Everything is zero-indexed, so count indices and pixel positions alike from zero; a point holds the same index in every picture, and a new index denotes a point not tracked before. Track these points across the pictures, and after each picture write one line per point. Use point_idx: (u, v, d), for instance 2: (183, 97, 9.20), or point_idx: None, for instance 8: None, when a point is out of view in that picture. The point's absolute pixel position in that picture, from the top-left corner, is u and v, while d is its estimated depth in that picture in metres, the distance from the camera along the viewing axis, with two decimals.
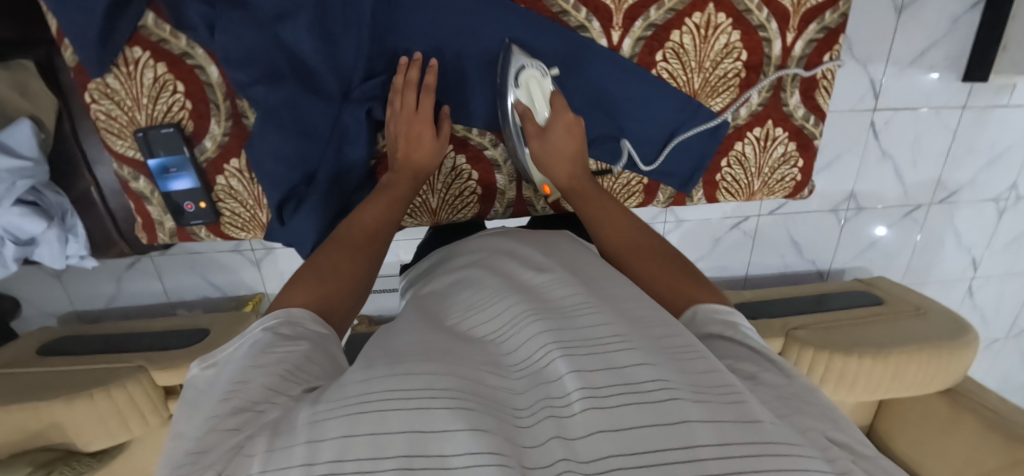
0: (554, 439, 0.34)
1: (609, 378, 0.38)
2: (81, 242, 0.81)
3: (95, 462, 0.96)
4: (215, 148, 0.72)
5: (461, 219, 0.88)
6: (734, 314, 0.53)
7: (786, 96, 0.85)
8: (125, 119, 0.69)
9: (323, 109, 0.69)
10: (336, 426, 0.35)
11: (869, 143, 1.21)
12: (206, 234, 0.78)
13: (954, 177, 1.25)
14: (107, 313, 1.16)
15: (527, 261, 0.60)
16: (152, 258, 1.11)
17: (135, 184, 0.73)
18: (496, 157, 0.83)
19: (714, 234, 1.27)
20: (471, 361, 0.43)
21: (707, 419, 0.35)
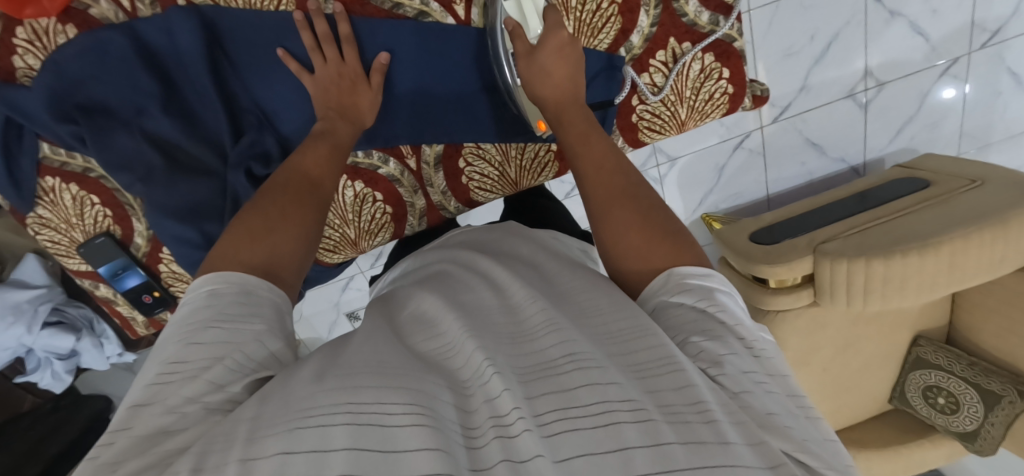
0: (502, 462, 0.29)
1: (549, 401, 0.33)
2: (115, 342, 0.94)
3: None
4: (147, 242, 0.75)
5: (381, 243, 0.84)
6: (711, 280, 0.46)
7: (678, 7, 0.75)
8: (67, 240, 0.73)
9: (205, 183, 0.69)
10: (274, 443, 0.29)
11: (871, 8, 1.06)
12: (172, 317, 0.83)
13: (991, 14, 1.10)
14: None
15: (495, 266, 0.55)
16: None
17: (99, 291, 0.78)
18: (392, 173, 0.78)
19: (716, 162, 1.18)
20: (418, 366, 0.38)
21: (654, 445, 0.30)
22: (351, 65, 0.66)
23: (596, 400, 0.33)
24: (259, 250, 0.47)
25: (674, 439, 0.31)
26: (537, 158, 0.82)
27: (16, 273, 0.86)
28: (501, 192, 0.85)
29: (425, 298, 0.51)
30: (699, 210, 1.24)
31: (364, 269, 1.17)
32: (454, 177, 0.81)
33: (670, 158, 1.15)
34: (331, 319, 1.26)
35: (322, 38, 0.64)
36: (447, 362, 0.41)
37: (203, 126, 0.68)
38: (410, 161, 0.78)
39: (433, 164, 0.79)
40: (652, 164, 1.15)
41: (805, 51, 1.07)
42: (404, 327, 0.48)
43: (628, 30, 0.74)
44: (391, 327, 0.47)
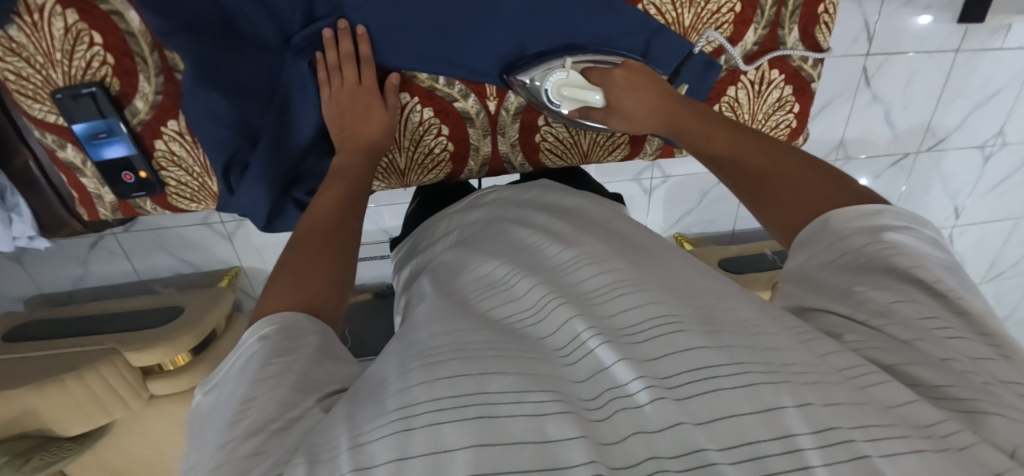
0: (636, 435, 0.32)
1: (676, 365, 0.36)
2: (26, 223, 0.76)
3: (77, 446, 0.90)
4: (149, 110, 0.63)
5: (431, 180, 0.80)
6: (886, 213, 0.47)
7: (782, 34, 0.76)
8: (38, 79, 0.58)
9: (257, 63, 0.62)
10: (383, 451, 0.31)
11: (860, 89, 1.20)
12: (152, 207, 0.72)
13: (942, 124, 1.29)
14: (76, 295, 1.11)
15: (552, 232, 0.58)
16: (116, 235, 1.05)
17: (63, 154, 0.65)
18: (467, 110, 0.74)
19: (701, 187, 1.25)
20: (508, 344, 0.42)
21: (800, 403, 0.32)
22: (369, 88, 0.65)
23: (714, 361, 0.35)
24: (304, 289, 0.49)
25: (818, 400, 0.32)
26: (612, 137, 0.81)
27: None
28: (568, 162, 0.84)
29: (486, 263, 0.55)
30: (673, 229, 1.31)
31: None
32: (528, 132, 0.78)
33: (664, 174, 1.20)
34: None
35: (342, 57, 0.63)
36: (538, 330, 0.45)
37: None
38: (490, 104, 0.75)
39: (513, 113, 0.76)
40: (648, 175, 1.20)
41: None
42: (471, 291, 0.53)
43: (734, 41, 0.75)
44: (460, 296, 0.51)
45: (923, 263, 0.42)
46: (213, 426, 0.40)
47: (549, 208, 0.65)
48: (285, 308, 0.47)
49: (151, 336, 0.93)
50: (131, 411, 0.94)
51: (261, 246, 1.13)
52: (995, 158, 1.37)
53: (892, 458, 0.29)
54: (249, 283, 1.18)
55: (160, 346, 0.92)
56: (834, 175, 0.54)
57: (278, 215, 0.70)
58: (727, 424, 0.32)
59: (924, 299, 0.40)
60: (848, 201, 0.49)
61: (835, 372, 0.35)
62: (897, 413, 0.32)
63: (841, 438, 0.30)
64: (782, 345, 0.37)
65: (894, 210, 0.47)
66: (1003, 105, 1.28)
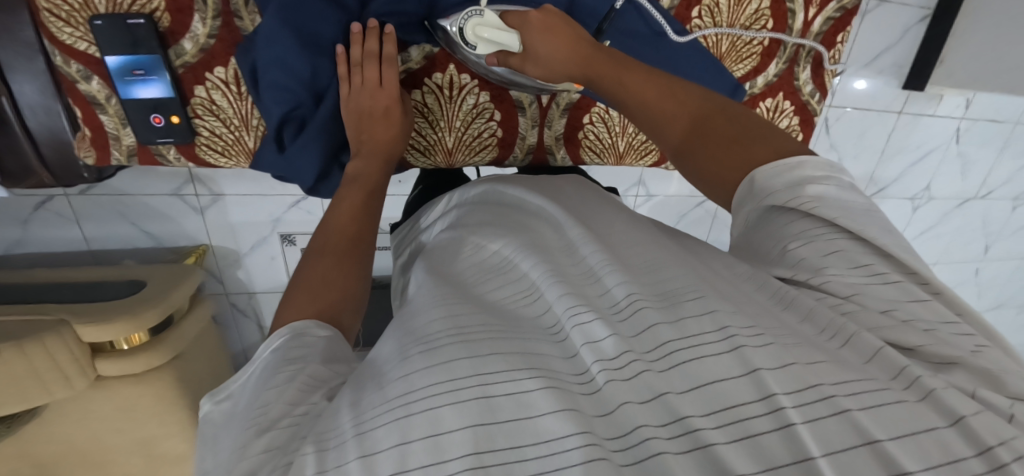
0: (627, 403, 0.36)
1: (670, 331, 0.39)
2: None
3: (4, 430, 0.81)
4: (196, 52, 0.63)
5: (475, 163, 0.81)
6: (804, 164, 0.49)
7: (797, 71, 0.84)
8: (78, 2, 0.57)
9: (332, 21, 0.61)
10: (384, 438, 0.33)
11: (820, 136, 1.35)
12: (175, 157, 0.69)
13: (883, 176, 1.46)
14: (8, 261, 0.98)
15: (541, 215, 0.61)
16: (69, 197, 0.95)
17: (86, 86, 0.62)
18: (522, 98, 0.76)
19: (679, 210, 1.33)
20: (503, 327, 0.44)
21: (780, 365, 0.35)
22: (390, 91, 0.63)
23: (698, 333, 0.38)
24: (319, 300, 0.48)
25: (795, 360, 0.36)
26: (647, 143, 0.85)
27: None
28: (603, 162, 0.86)
29: (484, 246, 0.57)
30: None
31: None
32: (574, 127, 0.80)
33: (648, 193, 1.27)
34: (262, 234, 1.08)
35: (366, 55, 0.62)
36: (533, 309, 0.48)
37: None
38: (544, 96, 0.77)
39: (563, 108, 0.78)
40: (633, 193, 1.26)
41: None
42: (471, 274, 0.55)
43: (759, 70, 0.82)
44: (461, 278, 0.53)
45: (850, 217, 0.45)
46: (224, 435, 0.39)
47: (540, 189, 0.67)
48: (301, 315, 0.46)
49: (108, 308, 0.84)
50: (73, 392, 0.83)
51: (235, 224, 1.06)
52: (921, 210, 1.57)
53: (871, 410, 0.32)
54: (216, 263, 1.10)
55: (121, 323, 0.82)
56: (768, 130, 0.55)
57: (322, 178, 0.69)
58: (716, 390, 0.35)
59: (856, 250, 0.44)
60: (778, 155, 0.51)
61: (814, 335, 0.39)
62: (877, 366, 0.37)
63: (827, 396, 0.33)
64: (777, 317, 0.41)
65: (814, 162, 0.49)
66: (931, 165, 1.48)
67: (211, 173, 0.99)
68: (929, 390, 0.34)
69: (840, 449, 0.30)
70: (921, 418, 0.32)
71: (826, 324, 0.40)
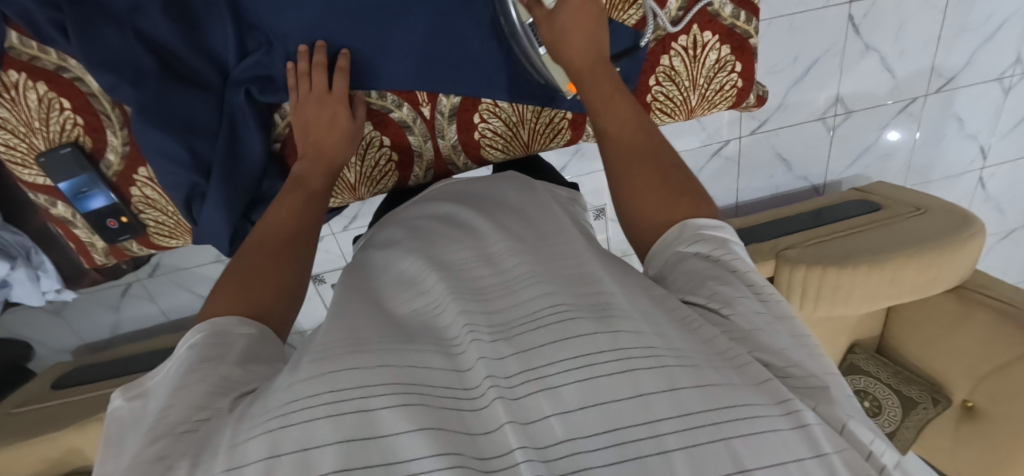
0: (508, 424, 0.32)
1: (568, 350, 0.35)
2: (53, 277, 0.84)
3: None
4: (120, 160, 0.62)
5: (382, 191, 0.76)
6: (724, 231, 0.49)
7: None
8: (24, 146, 0.60)
9: (201, 102, 0.59)
10: (256, 448, 0.30)
11: (850, 39, 1.12)
12: (138, 249, 0.71)
13: (949, 62, 1.18)
14: (115, 340, 1.21)
15: (467, 225, 0.58)
16: (142, 281, 1.14)
17: (55, 211, 0.65)
18: (404, 119, 0.69)
19: (694, 165, 1.23)
20: (402, 334, 0.39)
21: (668, 389, 0.33)
22: (339, 97, 0.60)
23: (602, 357, 0.34)
24: (250, 294, 0.45)
25: (686, 383, 0.33)
26: (552, 123, 0.75)
27: None
28: (512, 153, 0.78)
29: (401, 257, 0.53)
30: None
31: (337, 230, 1.14)
32: (467, 131, 0.73)
33: None
34: None
35: (314, 66, 0.59)
36: (433, 323, 0.43)
37: (206, 37, 0.58)
38: (424, 110, 0.69)
39: (448, 115, 0.71)
40: None
41: (787, 71, 1.13)
42: (383, 286, 0.50)
43: (658, 8, 0.67)
44: (371, 286, 0.50)
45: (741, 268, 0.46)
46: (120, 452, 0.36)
47: (475, 201, 0.64)
48: (228, 311, 0.43)
49: None
50: None
51: None
52: (1016, 90, 1.27)
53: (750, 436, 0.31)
54: None
55: None
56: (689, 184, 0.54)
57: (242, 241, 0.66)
58: (602, 409, 0.32)
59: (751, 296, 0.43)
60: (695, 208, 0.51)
61: (714, 356, 0.37)
62: (768, 397, 0.36)
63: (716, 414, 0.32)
64: (693, 337, 0.39)
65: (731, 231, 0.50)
66: (1016, 34, 1.18)
67: None
68: (806, 422, 0.32)
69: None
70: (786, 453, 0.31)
71: (721, 349, 0.38)
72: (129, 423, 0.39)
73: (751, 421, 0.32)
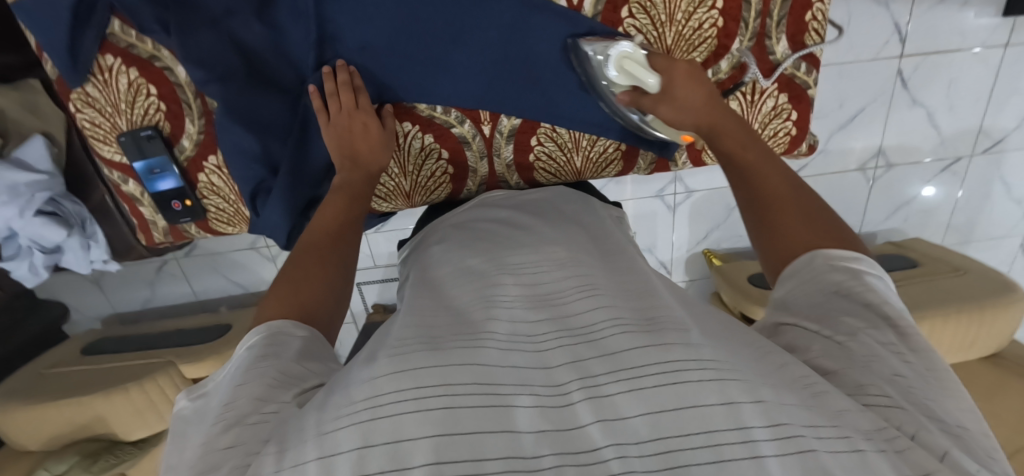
0: (595, 423, 0.32)
1: (645, 356, 0.35)
2: (102, 247, 0.87)
3: (138, 450, 0.98)
4: (193, 147, 0.65)
5: (436, 201, 0.76)
6: (863, 262, 0.43)
7: (770, 44, 0.61)
8: (108, 126, 0.63)
9: (277, 103, 0.62)
10: (347, 436, 0.31)
11: (896, 92, 1.11)
12: (196, 232, 0.72)
13: (999, 123, 1.15)
14: (145, 314, 1.25)
15: (532, 233, 0.59)
16: (178, 260, 1.18)
17: (127, 188, 0.68)
18: (464, 135, 0.70)
19: (727, 202, 1.23)
20: (476, 332, 0.41)
21: (756, 400, 0.32)
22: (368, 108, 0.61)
23: (681, 360, 0.35)
24: (302, 297, 0.47)
25: (772, 396, 0.32)
26: (605, 153, 0.74)
27: (19, 153, 0.76)
28: (562, 179, 0.77)
29: (464, 256, 0.56)
30: (701, 245, 1.28)
31: (370, 232, 1.16)
32: (522, 152, 0.72)
33: (687, 189, 1.19)
34: None
35: (339, 85, 0.60)
36: (506, 315, 0.44)
37: (289, 43, 0.60)
38: (485, 128, 0.70)
39: (506, 136, 0.70)
40: (670, 191, 1.19)
41: (831, 117, 1.13)
42: (449, 279, 0.53)
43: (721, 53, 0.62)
44: (437, 284, 0.52)
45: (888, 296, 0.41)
46: (186, 443, 0.38)
47: (533, 211, 0.66)
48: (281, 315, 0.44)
49: (204, 350, 1.02)
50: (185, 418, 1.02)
51: None
52: None
53: (839, 453, 0.29)
54: None
55: (210, 360, 1.00)
56: (827, 216, 0.48)
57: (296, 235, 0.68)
58: (683, 412, 0.32)
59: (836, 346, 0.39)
60: (834, 242, 0.45)
61: (785, 379, 0.35)
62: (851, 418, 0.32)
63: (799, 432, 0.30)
64: (759, 358, 0.38)
65: (870, 259, 0.44)
66: None
67: None
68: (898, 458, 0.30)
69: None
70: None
71: (795, 376, 0.36)
72: (192, 416, 0.40)
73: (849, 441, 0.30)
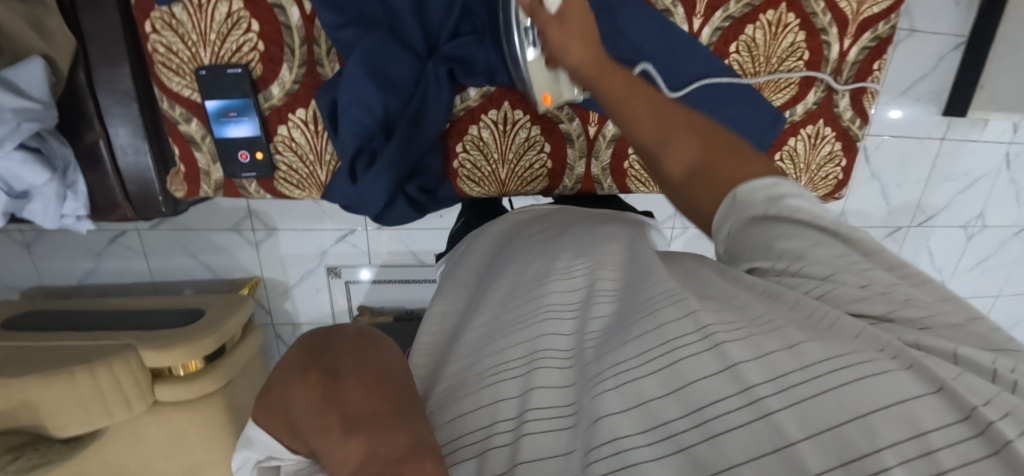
0: (598, 420, 0.31)
1: (639, 346, 0.34)
2: (80, 201, 0.75)
3: (67, 450, 0.81)
4: (282, 96, 0.63)
5: (527, 194, 0.73)
6: (783, 185, 0.38)
7: (836, 98, 0.70)
8: (187, 55, 0.60)
9: (406, 64, 0.59)
10: None
11: (859, 164, 1.29)
12: (256, 189, 0.68)
13: (931, 203, 1.36)
14: (80, 290, 1.06)
15: (558, 228, 0.54)
16: (140, 232, 1.03)
17: (185, 127, 0.64)
18: (570, 132, 0.69)
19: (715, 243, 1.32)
20: (499, 364, 0.39)
21: (757, 356, 0.30)
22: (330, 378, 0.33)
23: (677, 333, 0.33)
24: None
25: (777, 347, 0.30)
26: None
27: (11, 73, 0.64)
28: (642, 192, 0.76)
29: (505, 264, 0.52)
30: None
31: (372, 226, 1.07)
32: (618, 158, 0.71)
33: (685, 225, 1.25)
34: (310, 266, 1.10)
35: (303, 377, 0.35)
36: (518, 325, 0.41)
37: (427, 10, 0.59)
38: (590, 129, 0.69)
39: (608, 140, 0.70)
40: (669, 225, 1.25)
41: None
42: (491, 287, 0.49)
43: (797, 99, 0.69)
44: (476, 302, 0.49)
45: (823, 213, 0.36)
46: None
47: (574, 213, 0.59)
48: None
49: (173, 336, 0.87)
50: (134, 415, 0.85)
51: (285, 255, 1.08)
52: (978, 237, 1.43)
53: (857, 384, 0.26)
54: (266, 295, 1.12)
55: (180, 347, 0.85)
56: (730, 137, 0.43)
57: (388, 206, 0.65)
58: (686, 391, 0.30)
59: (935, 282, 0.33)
60: (744, 164, 0.41)
61: (805, 321, 0.32)
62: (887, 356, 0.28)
63: (816, 373, 0.27)
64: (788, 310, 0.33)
65: (790, 184, 0.39)
66: (983, 190, 1.36)
67: (268, 210, 1.04)
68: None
69: (848, 465, 0.24)
70: (921, 417, 0.24)
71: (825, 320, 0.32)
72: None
73: (896, 378, 0.26)
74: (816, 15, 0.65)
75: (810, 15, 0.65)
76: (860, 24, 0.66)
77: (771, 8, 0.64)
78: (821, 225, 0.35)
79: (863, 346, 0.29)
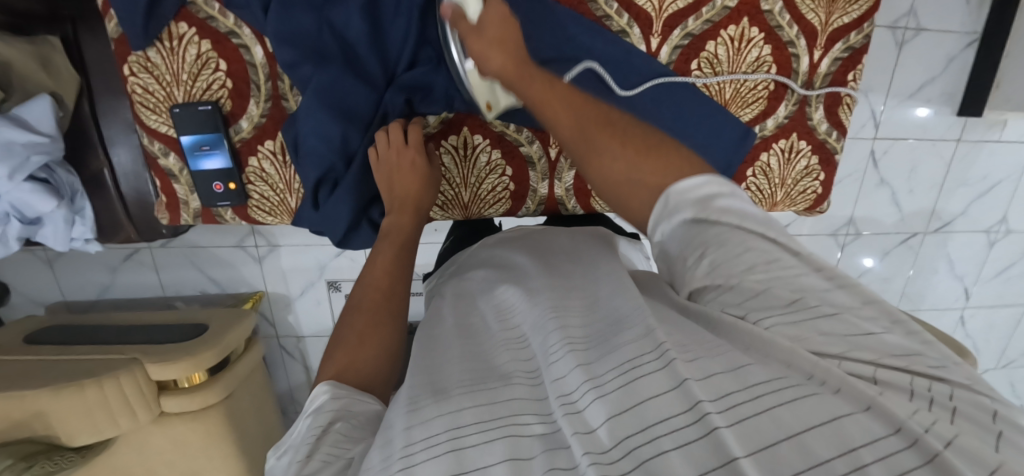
0: (576, 434, 0.31)
1: (605, 364, 0.34)
2: (87, 224, 0.80)
3: (79, 459, 0.87)
4: (251, 129, 0.67)
5: (491, 215, 0.75)
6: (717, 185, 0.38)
7: (809, 110, 0.69)
8: (162, 94, 0.65)
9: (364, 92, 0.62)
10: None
11: (868, 170, 1.25)
12: (231, 217, 0.73)
13: (947, 208, 1.30)
14: (97, 304, 1.13)
15: (533, 250, 0.56)
16: (152, 250, 1.09)
17: (164, 161, 0.68)
18: (531, 155, 0.70)
19: None
20: (477, 372, 0.39)
21: (705, 377, 0.31)
22: None
23: (636, 354, 0.34)
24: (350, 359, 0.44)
25: (721, 370, 0.32)
26: None
27: (22, 110, 0.69)
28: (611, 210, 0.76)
29: (478, 288, 0.53)
30: None
31: None
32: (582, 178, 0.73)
33: None
34: (310, 280, 1.14)
35: None
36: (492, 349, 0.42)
37: (386, 40, 0.62)
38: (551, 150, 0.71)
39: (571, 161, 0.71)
40: None
41: None
42: (465, 309, 0.50)
43: (768, 113, 0.68)
44: (450, 315, 0.50)
45: (750, 216, 0.36)
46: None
47: (542, 234, 0.61)
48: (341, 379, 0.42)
49: (175, 350, 0.92)
50: (139, 425, 0.90)
51: (286, 270, 1.13)
52: (1000, 244, 1.36)
53: (792, 405, 0.28)
54: (270, 308, 1.17)
55: (183, 361, 0.90)
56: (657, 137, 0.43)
57: (353, 232, 0.66)
58: (644, 407, 0.30)
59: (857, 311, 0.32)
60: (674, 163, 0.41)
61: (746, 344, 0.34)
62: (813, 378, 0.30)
63: (756, 393, 0.29)
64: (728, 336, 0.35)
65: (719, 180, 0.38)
66: (1004, 194, 1.29)
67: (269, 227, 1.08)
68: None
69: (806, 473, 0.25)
70: (851, 434, 0.26)
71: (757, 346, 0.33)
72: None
73: (836, 406, 0.28)
74: (782, 28, 0.65)
75: (775, 28, 0.65)
76: (830, 36, 0.66)
77: (733, 25, 0.64)
78: (750, 228, 0.35)
79: (793, 372, 0.31)
